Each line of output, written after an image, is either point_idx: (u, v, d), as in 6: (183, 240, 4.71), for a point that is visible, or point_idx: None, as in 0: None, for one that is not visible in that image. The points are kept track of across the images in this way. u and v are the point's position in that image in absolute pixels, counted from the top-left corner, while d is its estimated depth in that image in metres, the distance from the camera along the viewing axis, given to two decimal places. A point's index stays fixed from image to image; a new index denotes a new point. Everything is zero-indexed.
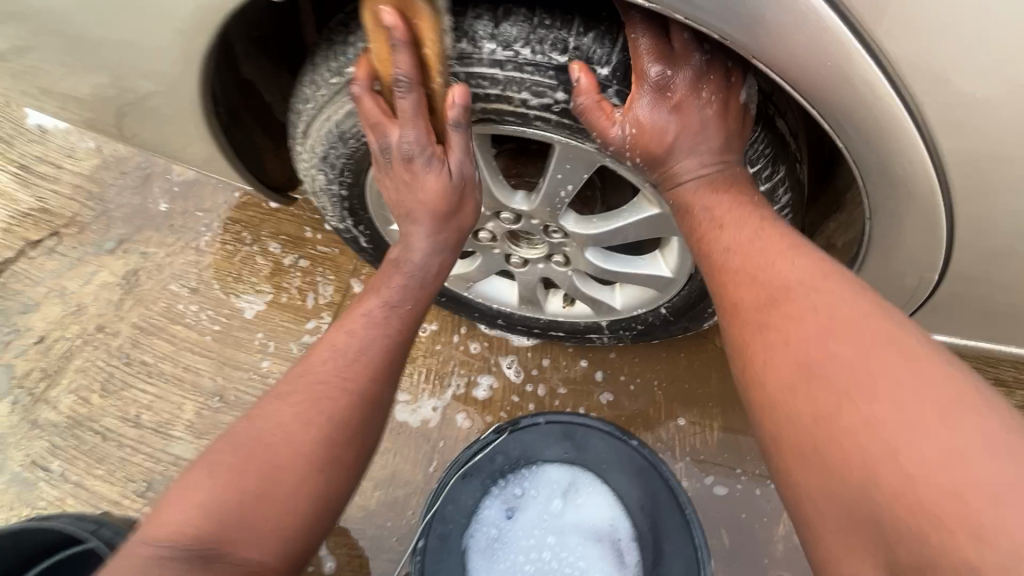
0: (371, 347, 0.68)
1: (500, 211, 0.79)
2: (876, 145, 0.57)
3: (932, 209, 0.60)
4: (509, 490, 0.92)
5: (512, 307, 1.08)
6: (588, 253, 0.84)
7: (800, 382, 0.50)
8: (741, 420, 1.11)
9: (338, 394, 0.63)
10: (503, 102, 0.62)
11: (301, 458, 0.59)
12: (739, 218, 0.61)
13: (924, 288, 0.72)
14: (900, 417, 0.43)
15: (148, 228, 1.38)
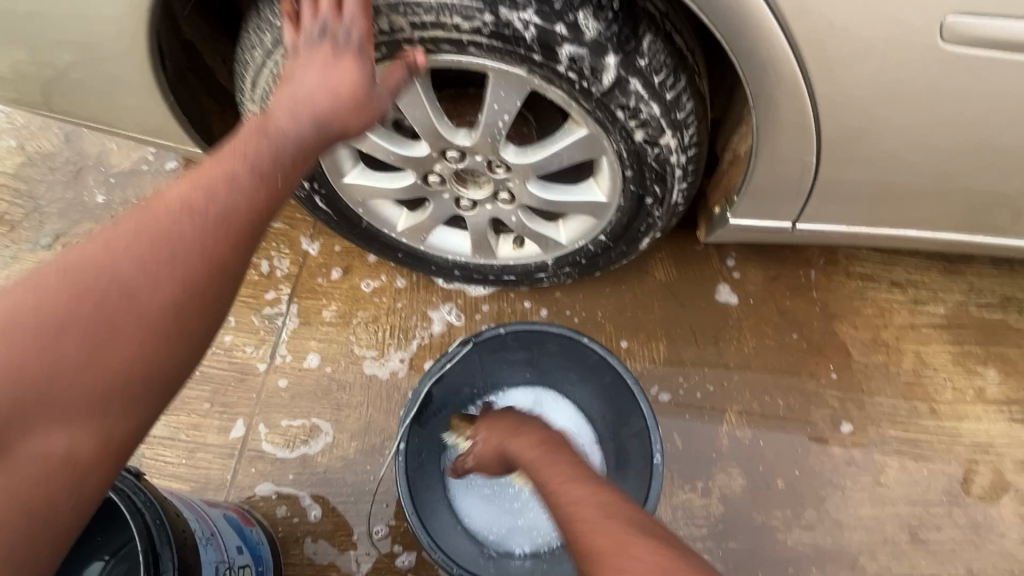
0: (176, 260, 0.53)
1: (446, 149, 0.86)
2: (750, 40, 0.65)
3: (802, 104, 0.70)
4: (480, 416, 1.01)
5: (466, 256, 1.14)
6: (530, 186, 0.92)
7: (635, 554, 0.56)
8: (683, 340, 1.22)
9: (113, 312, 0.51)
10: (438, 29, 0.69)
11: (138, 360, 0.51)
12: None
13: (809, 182, 0.81)
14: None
15: (87, 220, 1.35)
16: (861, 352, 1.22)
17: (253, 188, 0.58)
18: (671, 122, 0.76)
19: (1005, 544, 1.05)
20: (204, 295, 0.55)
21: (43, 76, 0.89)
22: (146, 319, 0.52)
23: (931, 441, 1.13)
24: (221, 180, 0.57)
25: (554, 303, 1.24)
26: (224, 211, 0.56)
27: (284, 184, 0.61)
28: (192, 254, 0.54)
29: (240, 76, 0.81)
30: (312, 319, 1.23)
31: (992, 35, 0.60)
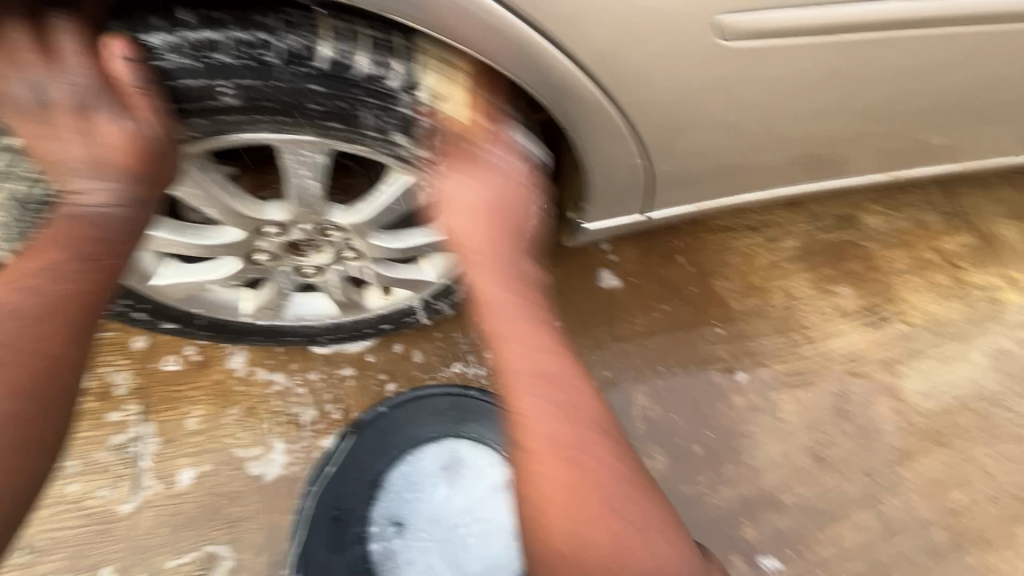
0: (4, 366, 0.55)
1: (263, 228, 0.76)
2: (535, 67, 0.62)
3: (608, 111, 0.68)
4: (392, 506, 0.91)
5: (332, 319, 1.04)
6: (373, 239, 0.83)
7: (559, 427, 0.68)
8: (579, 337, 1.21)
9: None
10: (198, 113, 0.61)
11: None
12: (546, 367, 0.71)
13: (644, 177, 0.81)
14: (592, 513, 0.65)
15: None
16: (737, 301, 1.29)
17: (78, 279, 0.59)
18: (492, 151, 0.71)
19: (888, 440, 1.17)
20: (44, 391, 0.56)
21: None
22: None
23: (811, 366, 1.23)
24: (42, 275, 0.58)
25: (443, 336, 1.17)
26: (49, 301, 0.58)
27: (117, 258, 0.62)
28: (20, 357, 0.56)
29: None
30: (174, 433, 1.07)
31: (752, 26, 0.64)
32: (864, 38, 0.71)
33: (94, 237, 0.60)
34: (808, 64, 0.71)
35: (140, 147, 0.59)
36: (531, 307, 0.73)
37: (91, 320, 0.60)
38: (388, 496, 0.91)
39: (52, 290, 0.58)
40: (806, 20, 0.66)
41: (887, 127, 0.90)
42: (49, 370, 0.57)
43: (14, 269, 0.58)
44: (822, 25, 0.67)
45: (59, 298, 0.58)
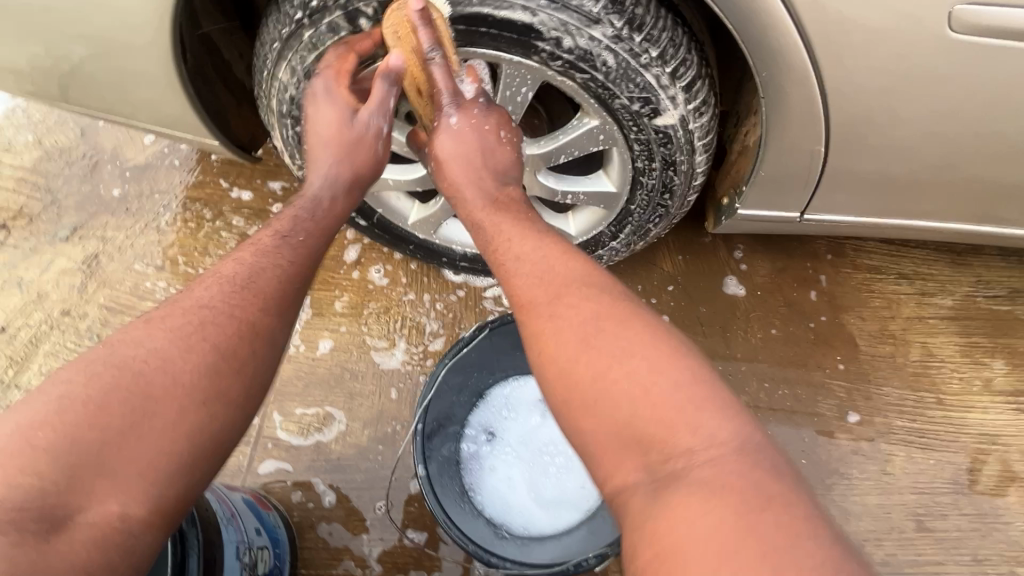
0: (209, 325, 0.62)
1: None
2: (759, 24, 0.67)
3: (810, 85, 0.72)
4: (490, 417, 1.00)
5: (475, 249, 1.17)
6: (540, 176, 0.94)
7: (538, 250, 0.67)
8: (690, 330, 1.23)
9: (171, 369, 0.59)
10: (461, 16, 0.71)
11: (190, 400, 0.58)
12: (522, 239, 0.69)
13: (817, 171, 0.83)
14: (621, 381, 0.55)
15: (103, 213, 1.40)
16: (867, 343, 1.22)
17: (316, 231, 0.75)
18: (681, 112, 0.78)
19: (1011, 532, 1.06)
20: (240, 351, 0.62)
21: (59, 71, 0.92)
22: (188, 372, 0.59)
23: (937, 431, 1.14)
24: (252, 250, 0.70)
25: None
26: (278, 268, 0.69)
27: (305, 239, 0.73)
28: (222, 320, 0.63)
29: (280, 61, 0.79)
30: (324, 309, 1.26)
31: (987, 24, 0.63)
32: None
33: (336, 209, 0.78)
34: None
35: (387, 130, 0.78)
36: (542, 259, 0.66)
37: (295, 288, 0.69)
38: (490, 406, 1.01)
39: (263, 270, 0.68)
40: None
41: None
42: (252, 334, 0.63)
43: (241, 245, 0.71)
44: None
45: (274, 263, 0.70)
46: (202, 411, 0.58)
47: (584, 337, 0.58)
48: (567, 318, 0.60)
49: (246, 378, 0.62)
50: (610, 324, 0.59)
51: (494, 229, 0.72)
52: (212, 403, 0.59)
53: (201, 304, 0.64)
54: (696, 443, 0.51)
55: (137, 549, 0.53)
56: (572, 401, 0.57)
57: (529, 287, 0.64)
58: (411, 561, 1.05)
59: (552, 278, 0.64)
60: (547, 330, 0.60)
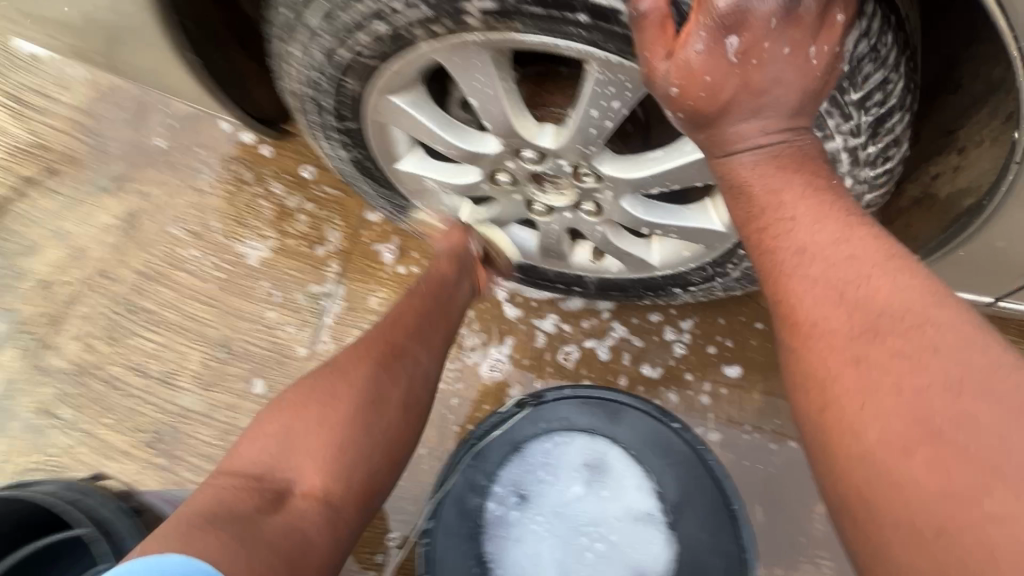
0: (394, 360, 0.72)
1: (522, 149, 0.66)
2: None
3: None
4: (524, 474, 0.85)
5: (534, 259, 0.97)
6: (624, 201, 0.72)
7: (847, 309, 0.46)
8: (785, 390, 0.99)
9: (365, 413, 0.66)
10: None
11: (376, 416, 0.66)
12: (818, 213, 0.49)
13: None
14: (957, 406, 0.40)
15: (146, 165, 1.31)
16: None
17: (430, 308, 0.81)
18: (864, 156, 0.58)
19: None
20: (399, 374, 0.72)
21: (123, 24, 0.82)
22: (367, 386, 0.68)
23: None
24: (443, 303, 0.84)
25: (607, 310, 1.06)
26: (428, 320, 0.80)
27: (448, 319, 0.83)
28: (383, 374, 0.70)
29: (291, 33, 0.58)
30: (358, 304, 1.13)
31: None
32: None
33: (462, 267, 0.88)
34: None
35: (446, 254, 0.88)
36: (859, 266, 0.46)
37: (439, 335, 0.80)
38: (524, 460, 0.85)
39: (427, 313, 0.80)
40: None
41: None
42: (417, 383, 0.73)
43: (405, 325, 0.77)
44: None
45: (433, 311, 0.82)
46: (378, 434, 0.66)
47: (907, 362, 0.42)
48: (868, 363, 0.44)
49: (414, 409, 0.71)
50: (967, 423, 0.39)
51: (807, 211, 0.49)
52: (392, 431, 0.67)
53: (390, 345, 0.74)
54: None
55: (312, 547, 0.54)
56: (860, 446, 0.43)
57: (813, 288, 0.47)
58: None
59: (864, 290, 0.46)
60: (822, 347, 0.46)
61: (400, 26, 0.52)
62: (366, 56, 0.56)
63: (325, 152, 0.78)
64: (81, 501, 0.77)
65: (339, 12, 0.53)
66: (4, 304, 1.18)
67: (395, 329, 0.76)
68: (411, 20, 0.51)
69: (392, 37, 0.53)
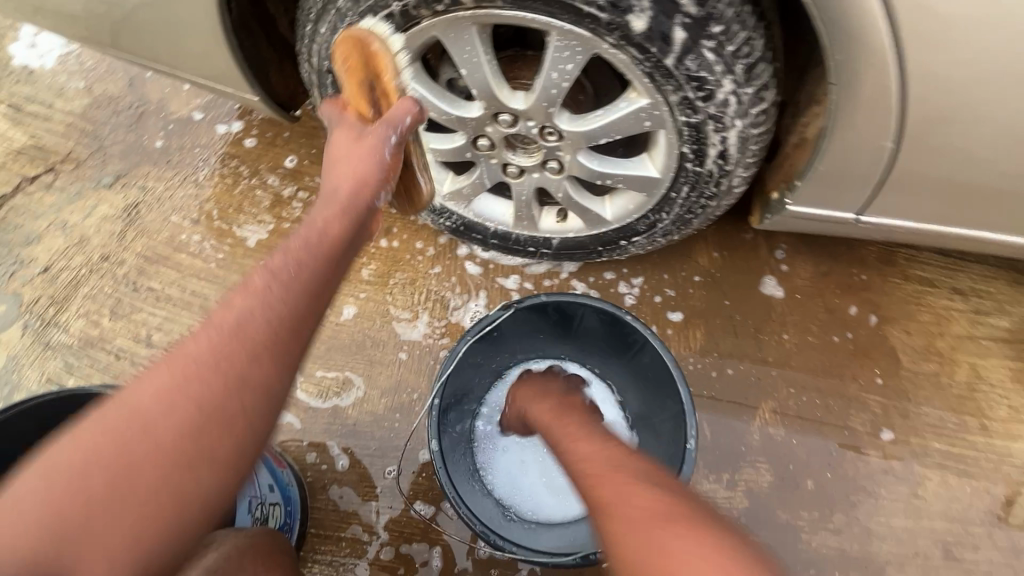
0: (220, 355, 0.52)
1: (499, 112, 0.84)
2: (851, 51, 0.64)
3: (887, 115, 0.70)
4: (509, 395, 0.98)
5: (508, 227, 1.13)
6: (580, 156, 0.90)
7: (582, 468, 0.66)
8: (723, 330, 1.18)
9: (202, 423, 0.50)
10: None
11: (210, 408, 0.51)
12: (579, 437, 0.72)
13: (870, 190, 0.81)
14: (623, 495, 0.57)
15: (145, 163, 1.42)
16: (911, 359, 1.15)
17: (318, 252, 0.59)
18: (738, 95, 0.73)
19: None
20: (234, 384, 0.52)
21: (113, 16, 0.92)
22: (154, 415, 0.49)
23: (978, 458, 1.08)
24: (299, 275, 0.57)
25: (570, 270, 1.23)
26: (302, 281, 0.57)
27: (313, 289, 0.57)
28: (205, 374, 0.51)
29: (323, 15, 0.75)
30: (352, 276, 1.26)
31: None
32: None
33: (355, 226, 0.63)
34: None
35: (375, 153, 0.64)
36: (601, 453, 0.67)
37: (307, 316, 0.56)
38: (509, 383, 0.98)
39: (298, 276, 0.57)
40: None
41: None
42: (261, 362, 0.53)
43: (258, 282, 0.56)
44: None
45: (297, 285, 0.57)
46: (213, 463, 0.51)
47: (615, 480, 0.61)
48: (586, 451, 0.68)
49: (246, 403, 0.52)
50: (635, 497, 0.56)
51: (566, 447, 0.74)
52: (224, 451, 0.51)
53: (236, 328, 0.54)
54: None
55: None
56: (603, 503, 0.58)
57: (588, 459, 0.67)
58: (417, 532, 1.05)
59: (609, 456, 0.66)
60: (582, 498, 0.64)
61: (410, 6, 0.70)
62: (382, 31, 0.74)
63: None
64: None
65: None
66: (8, 289, 1.25)
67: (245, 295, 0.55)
68: (419, 1, 0.70)
69: (403, 15, 0.71)
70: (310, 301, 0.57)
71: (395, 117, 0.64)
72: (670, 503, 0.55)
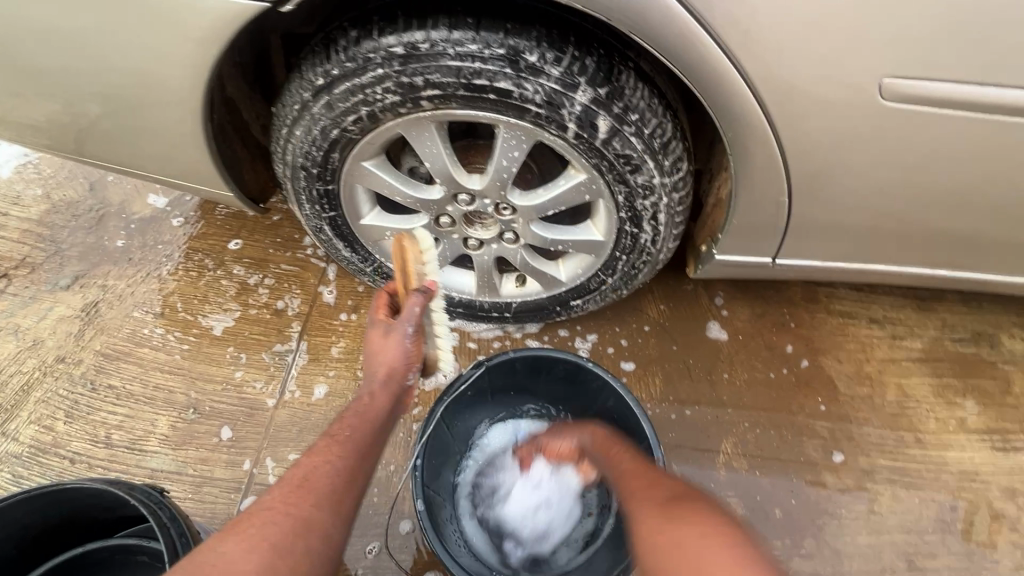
0: (303, 501, 0.60)
1: (458, 193, 0.95)
2: (739, 131, 0.80)
3: (778, 177, 0.85)
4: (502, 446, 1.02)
5: (471, 294, 1.20)
6: (533, 226, 1.01)
7: (634, 472, 0.72)
8: (679, 374, 1.26)
9: (276, 564, 0.56)
10: (461, 88, 0.78)
11: (297, 546, 0.57)
12: (617, 453, 0.78)
13: (779, 238, 0.95)
14: (655, 523, 0.60)
15: (105, 262, 1.43)
16: (847, 385, 1.27)
17: (373, 413, 0.71)
18: (658, 166, 0.86)
19: (999, 570, 1.10)
20: (314, 525, 0.59)
21: (78, 126, 0.99)
22: (241, 565, 0.54)
23: (920, 469, 1.18)
24: (360, 427, 0.69)
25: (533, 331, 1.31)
26: (365, 435, 0.68)
27: (375, 444, 0.70)
28: (293, 517, 0.59)
29: (298, 120, 0.86)
30: (321, 355, 1.28)
31: (919, 93, 0.73)
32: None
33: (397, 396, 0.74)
34: (975, 141, 0.77)
35: (404, 346, 0.74)
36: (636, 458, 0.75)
37: (368, 468, 0.67)
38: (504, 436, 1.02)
39: (369, 429, 0.69)
40: (981, 100, 0.73)
41: None
42: (336, 505, 0.62)
43: (325, 443, 0.67)
44: (1000, 102, 0.73)
45: (362, 438, 0.68)
46: None
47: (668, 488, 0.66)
48: (627, 461, 0.75)
49: (324, 545, 0.59)
50: (668, 499, 0.64)
51: (608, 445, 0.80)
52: None
53: (313, 476, 0.63)
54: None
55: None
56: (635, 506, 0.65)
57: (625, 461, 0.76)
58: None
59: (634, 470, 0.73)
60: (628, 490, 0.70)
61: (375, 110, 0.81)
62: (351, 130, 0.84)
63: (306, 213, 1.02)
64: (133, 490, 0.83)
65: (334, 103, 0.82)
66: None
67: (320, 449, 0.66)
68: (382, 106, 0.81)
69: (369, 117, 0.82)
70: (373, 458, 0.69)
71: (407, 310, 0.74)
72: (716, 528, 0.56)
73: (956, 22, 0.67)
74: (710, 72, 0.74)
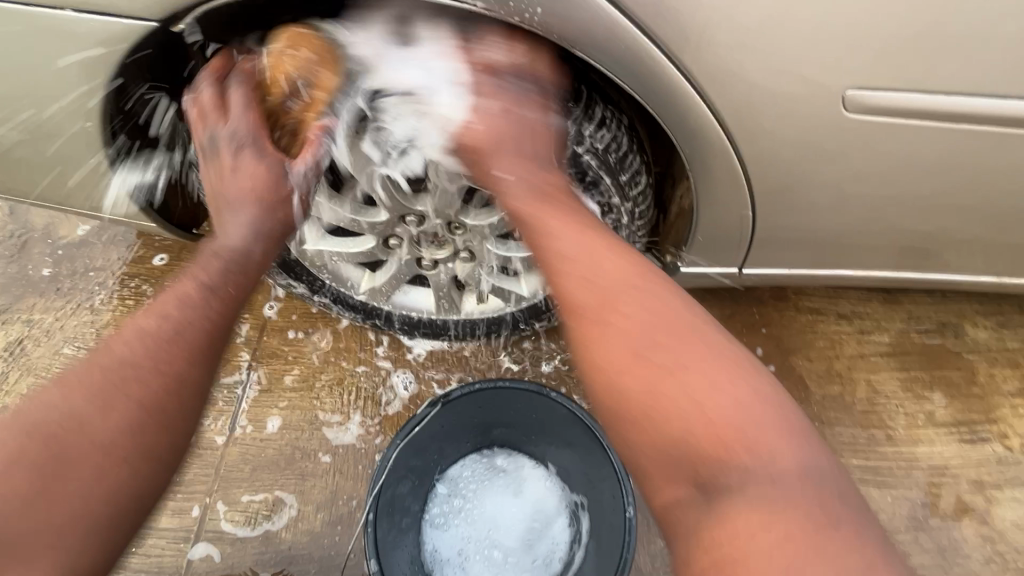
0: (152, 357, 0.66)
1: (405, 215, 0.91)
2: (698, 145, 0.75)
3: (741, 191, 0.81)
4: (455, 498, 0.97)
5: (428, 312, 1.11)
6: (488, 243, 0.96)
7: (637, 359, 0.63)
8: None
9: (135, 417, 0.63)
10: None
11: (146, 406, 0.64)
12: (603, 255, 0.69)
13: (745, 248, 0.91)
14: (663, 394, 0.61)
15: (30, 294, 1.31)
16: (817, 384, 1.26)
17: (230, 256, 0.75)
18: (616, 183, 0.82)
19: (967, 564, 1.11)
20: (167, 397, 0.65)
21: None
22: (95, 409, 0.62)
23: (891, 466, 1.18)
24: (214, 300, 0.71)
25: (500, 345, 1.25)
26: (218, 301, 0.72)
27: (235, 291, 0.74)
28: (147, 379, 0.65)
29: None
30: (274, 384, 1.18)
31: (881, 100, 0.69)
32: (1011, 130, 0.72)
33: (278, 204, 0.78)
34: (940, 148, 0.75)
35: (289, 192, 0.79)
36: (646, 317, 0.65)
37: (223, 336, 0.72)
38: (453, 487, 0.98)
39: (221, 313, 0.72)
40: (946, 108, 0.70)
41: (1000, 235, 0.90)
42: (188, 379, 0.67)
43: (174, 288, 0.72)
44: (965, 109, 0.70)
45: (211, 316, 0.71)
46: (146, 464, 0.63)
47: (692, 390, 0.60)
48: (644, 307, 0.66)
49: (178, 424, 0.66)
50: (696, 419, 0.59)
51: (577, 248, 0.70)
52: (156, 448, 0.64)
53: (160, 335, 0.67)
54: (763, 484, 0.55)
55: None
56: (610, 385, 0.64)
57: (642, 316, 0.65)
58: None
59: (663, 317, 0.65)
60: (613, 380, 0.64)
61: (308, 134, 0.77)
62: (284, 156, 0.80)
63: None
64: None
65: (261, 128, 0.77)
66: None
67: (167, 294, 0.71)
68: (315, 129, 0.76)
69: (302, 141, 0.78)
70: (239, 303, 0.74)
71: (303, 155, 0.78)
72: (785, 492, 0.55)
73: (919, 28, 0.63)
74: (663, 86, 0.69)
